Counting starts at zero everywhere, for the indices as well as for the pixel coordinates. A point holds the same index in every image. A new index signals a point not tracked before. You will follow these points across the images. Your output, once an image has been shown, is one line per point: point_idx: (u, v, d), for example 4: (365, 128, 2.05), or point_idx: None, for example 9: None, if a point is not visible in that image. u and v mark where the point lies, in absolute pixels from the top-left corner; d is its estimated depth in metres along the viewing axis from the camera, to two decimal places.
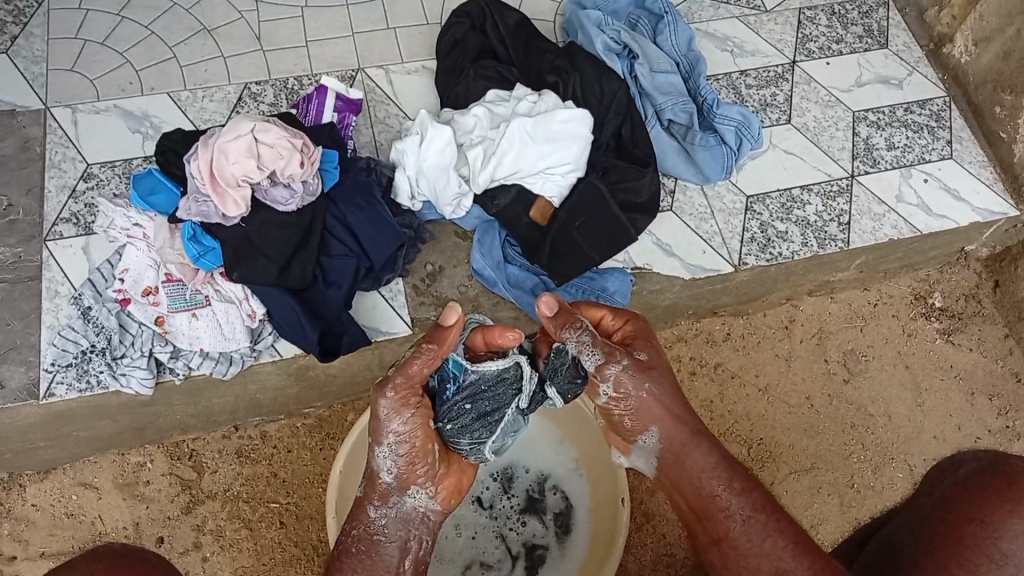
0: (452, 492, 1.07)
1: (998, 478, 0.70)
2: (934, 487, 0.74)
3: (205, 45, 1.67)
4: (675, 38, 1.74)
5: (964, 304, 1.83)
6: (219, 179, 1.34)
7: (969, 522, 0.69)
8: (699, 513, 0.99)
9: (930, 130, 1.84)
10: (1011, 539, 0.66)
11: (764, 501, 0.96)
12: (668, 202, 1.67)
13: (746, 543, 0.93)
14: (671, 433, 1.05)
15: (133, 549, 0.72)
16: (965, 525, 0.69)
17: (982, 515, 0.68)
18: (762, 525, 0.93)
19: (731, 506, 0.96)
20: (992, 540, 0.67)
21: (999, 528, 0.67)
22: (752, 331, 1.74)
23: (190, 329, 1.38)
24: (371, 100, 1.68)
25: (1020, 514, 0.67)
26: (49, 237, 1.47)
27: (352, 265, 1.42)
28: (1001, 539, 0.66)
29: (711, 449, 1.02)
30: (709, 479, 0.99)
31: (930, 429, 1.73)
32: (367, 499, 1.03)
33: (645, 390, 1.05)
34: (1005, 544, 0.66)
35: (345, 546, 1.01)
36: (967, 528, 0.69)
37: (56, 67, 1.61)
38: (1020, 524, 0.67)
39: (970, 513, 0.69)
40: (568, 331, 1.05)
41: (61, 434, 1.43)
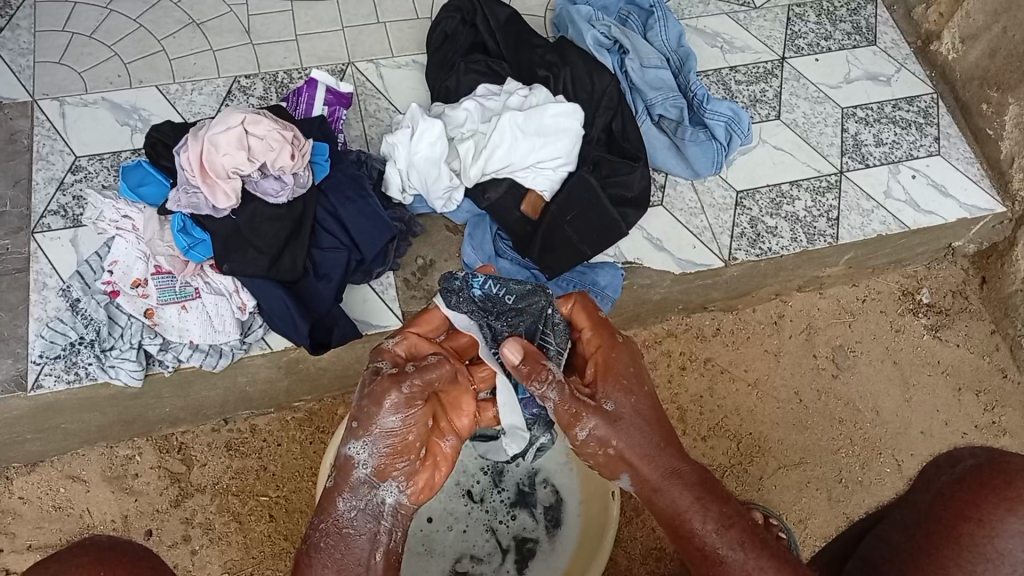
0: (427, 489, 1.03)
1: (995, 476, 0.71)
2: (930, 484, 0.75)
3: (194, 38, 1.66)
4: (665, 33, 1.74)
5: (951, 301, 1.84)
6: (209, 171, 1.33)
7: (965, 521, 0.69)
8: (684, 552, 0.94)
9: (918, 127, 1.85)
10: (1007, 537, 0.67)
11: (744, 537, 0.91)
12: (658, 197, 1.68)
13: None
14: (643, 475, 0.99)
15: (120, 541, 0.70)
16: (961, 523, 0.69)
17: (979, 513, 0.69)
18: (744, 563, 0.89)
19: (713, 546, 0.91)
20: (988, 539, 0.67)
21: (996, 527, 0.67)
22: (741, 326, 1.75)
23: (180, 321, 1.38)
24: (361, 94, 1.67)
25: (1018, 513, 0.68)
26: (36, 229, 1.46)
27: (343, 259, 1.42)
28: (998, 538, 0.67)
29: (686, 488, 0.96)
30: (686, 522, 0.94)
31: (917, 424, 1.75)
32: (337, 490, 0.99)
33: (616, 433, 0.99)
34: (1001, 543, 0.67)
35: (313, 541, 0.97)
36: (963, 527, 0.69)
37: (43, 59, 1.60)
38: (1017, 522, 0.67)
39: (965, 511, 0.70)
40: (535, 383, 0.98)
41: (49, 427, 1.42)
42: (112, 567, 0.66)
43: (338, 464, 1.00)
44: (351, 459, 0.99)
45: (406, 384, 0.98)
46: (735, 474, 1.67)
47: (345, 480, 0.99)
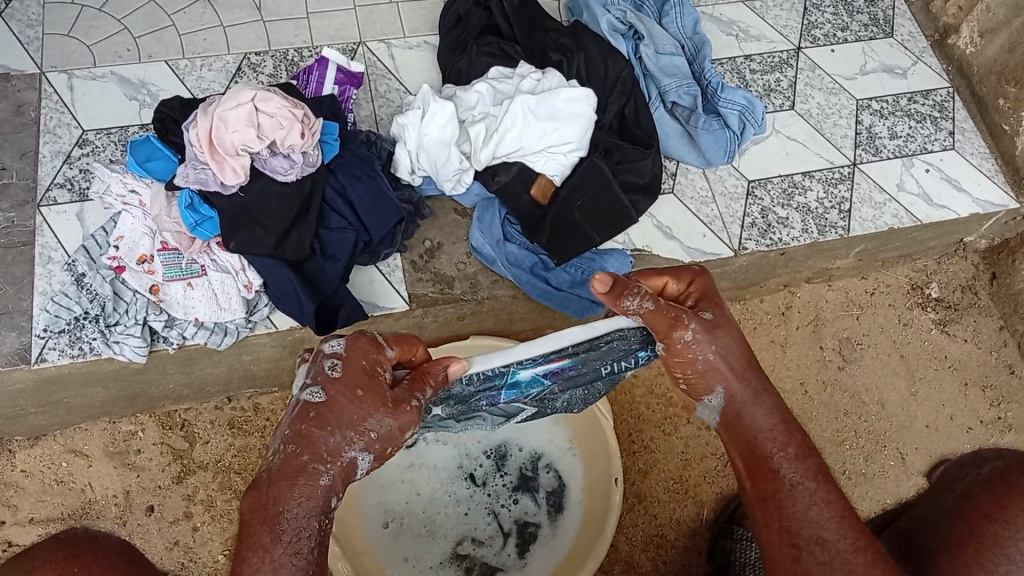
0: None
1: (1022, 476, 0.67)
2: (953, 485, 0.71)
3: (204, 13, 1.64)
4: (681, 20, 1.72)
5: (960, 296, 1.83)
6: (218, 148, 1.32)
7: (990, 520, 0.65)
8: (750, 472, 0.89)
9: (933, 120, 1.83)
10: None
11: (818, 468, 0.85)
12: (669, 185, 1.66)
13: (792, 508, 0.82)
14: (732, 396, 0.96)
15: (96, 533, 0.65)
16: (985, 523, 0.66)
17: (1005, 514, 0.65)
18: (812, 493, 0.83)
19: (783, 468, 0.86)
20: (1012, 540, 0.63)
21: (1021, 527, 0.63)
22: (748, 317, 1.74)
23: (185, 298, 1.37)
24: (371, 74, 1.66)
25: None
26: (43, 202, 1.45)
27: (351, 239, 1.40)
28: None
29: (774, 411, 0.93)
30: (764, 440, 0.90)
31: (923, 419, 1.74)
32: (332, 487, 0.82)
33: (704, 356, 0.97)
34: None
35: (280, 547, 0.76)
36: (986, 526, 0.65)
37: (52, 32, 1.58)
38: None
39: (990, 511, 0.66)
40: (626, 299, 0.97)
41: (52, 401, 1.42)
42: (90, 558, 0.61)
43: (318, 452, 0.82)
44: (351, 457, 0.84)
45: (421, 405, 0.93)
46: None
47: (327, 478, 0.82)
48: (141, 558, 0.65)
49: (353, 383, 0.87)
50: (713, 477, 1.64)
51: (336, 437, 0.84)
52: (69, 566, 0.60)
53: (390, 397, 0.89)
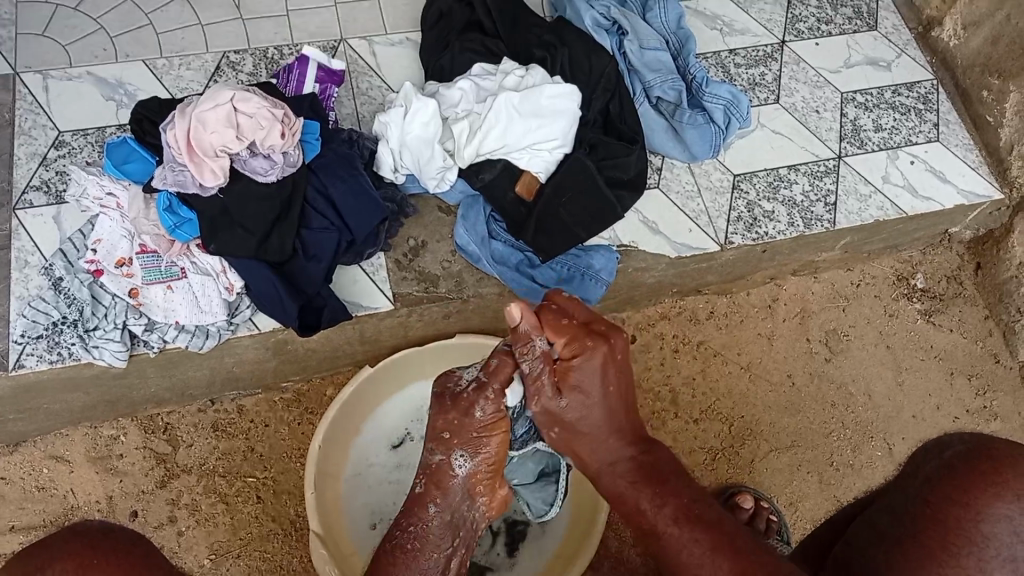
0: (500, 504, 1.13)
1: (982, 462, 0.84)
2: (920, 468, 0.89)
3: (181, 12, 1.62)
4: (665, 15, 1.71)
5: (945, 286, 1.83)
6: (196, 149, 1.30)
7: (954, 505, 0.83)
8: None
9: (918, 112, 1.83)
10: (991, 521, 0.80)
11: None
12: (654, 180, 1.65)
13: None
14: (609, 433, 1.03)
15: (111, 527, 0.70)
16: (949, 507, 0.83)
17: (967, 499, 0.82)
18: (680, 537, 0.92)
19: None
20: (975, 523, 0.81)
21: (981, 511, 0.81)
22: (734, 310, 1.74)
23: (165, 301, 1.34)
24: (353, 71, 1.64)
25: (1004, 498, 0.81)
26: (19, 206, 1.42)
27: (333, 239, 1.39)
28: (983, 522, 0.80)
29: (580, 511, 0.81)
30: None
31: (909, 408, 1.74)
32: (428, 497, 1.09)
33: None
34: (984, 526, 0.80)
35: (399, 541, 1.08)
36: (952, 509, 0.82)
37: (26, 32, 1.55)
38: (1004, 507, 0.80)
39: (959, 497, 0.83)
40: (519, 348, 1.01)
41: (31, 407, 1.39)
42: (105, 552, 0.67)
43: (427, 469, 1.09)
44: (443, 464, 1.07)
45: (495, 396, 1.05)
46: (725, 457, 1.66)
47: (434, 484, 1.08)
48: (154, 552, 0.70)
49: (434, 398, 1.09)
50: (704, 470, 1.64)
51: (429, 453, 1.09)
52: (89, 559, 0.65)
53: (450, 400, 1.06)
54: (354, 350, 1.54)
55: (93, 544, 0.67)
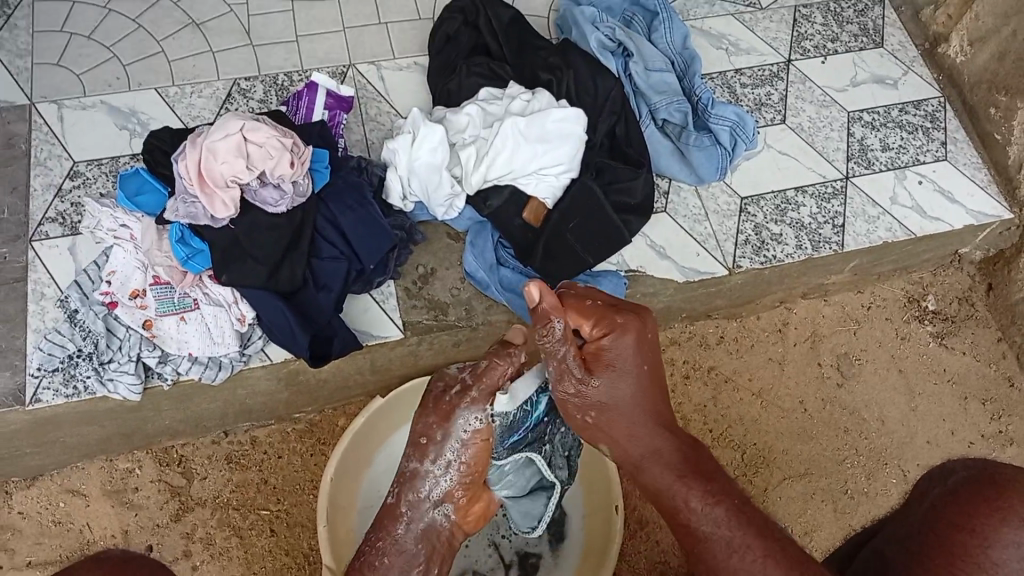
0: (477, 517, 1.16)
1: (988, 486, 0.70)
2: (924, 499, 0.74)
3: (193, 39, 1.65)
4: (670, 35, 1.72)
5: (957, 308, 1.83)
6: (208, 180, 1.32)
7: (958, 530, 0.68)
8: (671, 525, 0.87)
9: (925, 131, 1.83)
10: (1000, 548, 0.66)
11: (731, 515, 0.82)
12: (662, 203, 1.66)
13: (717, 561, 0.80)
14: (632, 441, 0.97)
15: (132, 557, 0.66)
16: (954, 532, 0.68)
17: (973, 524, 0.68)
18: (731, 540, 0.80)
19: (697, 520, 0.83)
20: (981, 549, 0.66)
21: (988, 537, 0.66)
22: (745, 334, 1.74)
23: (179, 333, 1.36)
24: (362, 97, 1.65)
25: (1010, 524, 0.66)
26: (35, 238, 1.44)
27: (343, 269, 1.41)
28: (991, 549, 0.66)
29: (668, 468, 0.91)
30: (671, 495, 0.87)
31: (923, 434, 1.73)
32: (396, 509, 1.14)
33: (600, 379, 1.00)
34: (994, 553, 0.66)
35: (371, 556, 1.10)
36: (956, 536, 0.68)
37: (42, 61, 1.58)
38: (1011, 533, 0.66)
39: (960, 522, 0.68)
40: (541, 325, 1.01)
41: (47, 441, 1.41)
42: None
43: (403, 477, 1.13)
44: (418, 471, 1.12)
45: (478, 399, 1.12)
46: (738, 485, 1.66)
47: (407, 493, 1.13)
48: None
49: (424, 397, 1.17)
50: None
51: (410, 461, 1.13)
52: None
53: (434, 402, 1.13)
54: (365, 378, 1.56)
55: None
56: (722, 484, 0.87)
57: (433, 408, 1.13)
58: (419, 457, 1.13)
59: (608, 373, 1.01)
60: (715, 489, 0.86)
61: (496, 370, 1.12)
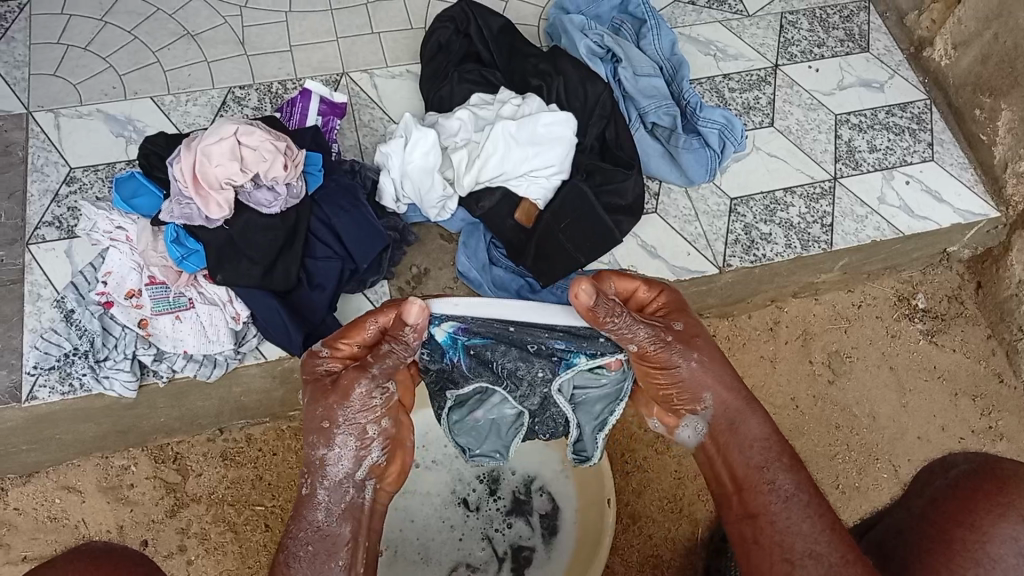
0: (398, 473, 1.05)
1: (988, 481, 0.77)
2: (925, 488, 0.80)
3: (188, 50, 1.67)
4: (658, 41, 1.75)
5: (946, 305, 1.84)
6: (202, 182, 1.34)
7: (959, 525, 0.75)
8: (741, 480, 0.94)
9: (911, 132, 1.86)
10: (997, 543, 0.73)
11: (810, 485, 0.91)
12: (652, 205, 1.68)
13: (783, 520, 0.88)
14: (727, 403, 1.01)
15: (117, 548, 0.73)
16: (955, 528, 0.75)
17: (973, 519, 0.75)
18: (805, 507, 0.89)
19: (776, 481, 0.91)
20: (980, 543, 0.73)
21: (987, 532, 0.73)
22: (737, 332, 1.75)
23: (173, 331, 1.37)
24: (355, 104, 1.68)
25: (1008, 519, 0.74)
26: (31, 241, 1.46)
27: (336, 267, 1.43)
28: (989, 543, 0.73)
29: (763, 427, 0.98)
30: (761, 453, 0.95)
31: (914, 429, 1.74)
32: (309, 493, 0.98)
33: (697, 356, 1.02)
34: (993, 548, 0.73)
35: (292, 548, 0.94)
36: (956, 531, 0.75)
37: (39, 72, 1.61)
38: (1008, 527, 0.73)
39: (959, 517, 0.75)
40: (609, 322, 0.98)
41: (43, 438, 1.41)
42: (107, 570, 0.69)
43: (308, 466, 0.98)
44: (326, 458, 0.98)
45: (378, 376, 0.97)
46: None
47: (318, 480, 0.97)
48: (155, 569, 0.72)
49: (313, 389, 1.01)
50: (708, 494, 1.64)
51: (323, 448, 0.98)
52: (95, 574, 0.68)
53: (333, 384, 0.99)
54: None
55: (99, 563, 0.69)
56: (785, 455, 0.95)
57: (334, 389, 0.98)
58: (325, 444, 0.98)
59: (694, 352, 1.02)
60: (791, 464, 0.94)
61: (402, 350, 1.00)
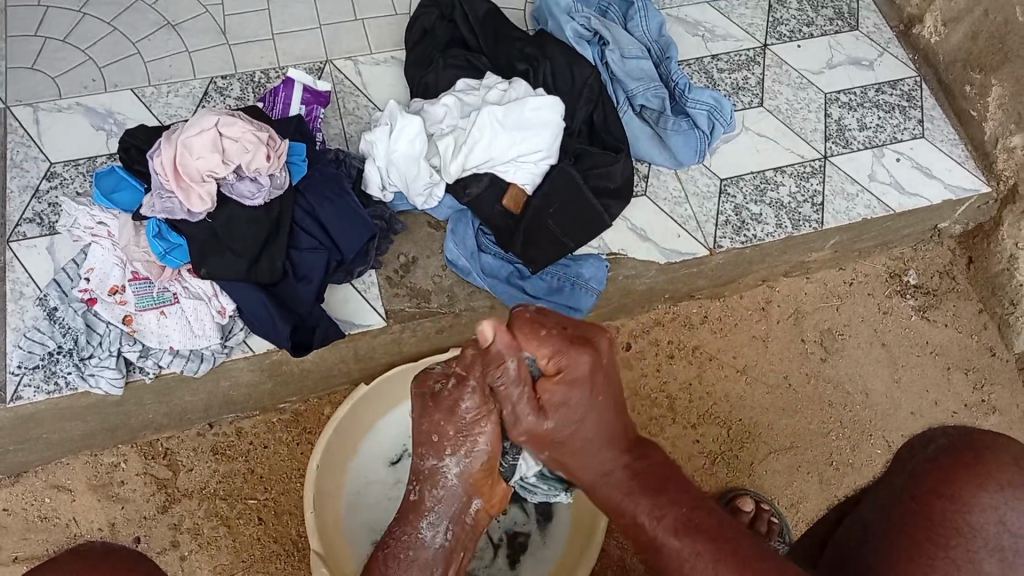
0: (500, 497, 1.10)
1: (967, 454, 0.79)
2: (904, 464, 0.83)
3: (169, 40, 1.65)
4: (646, 23, 1.73)
5: (938, 281, 1.84)
6: (183, 174, 1.31)
7: (938, 498, 0.77)
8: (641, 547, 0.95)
9: (902, 110, 1.85)
10: (978, 512, 0.74)
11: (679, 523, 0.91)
12: (642, 187, 1.67)
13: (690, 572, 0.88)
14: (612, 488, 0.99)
15: (114, 547, 0.70)
16: (934, 499, 0.77)
17: (953, 490, 0.77)
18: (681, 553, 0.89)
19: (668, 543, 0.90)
20: (960, 514, 0.75)
21: (967, 502, 0.75)
22: (728, 313, 1.75)
23: (159, 327, 1.35)
24: (339, 92, 1.65)
25: (987, 488, 0.75)
26: (12, 238, 1.44)
27: (323, 259, 1.41)
28: (969, 513, 0.75)
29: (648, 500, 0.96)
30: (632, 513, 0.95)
31: (907, 405, 1.74)
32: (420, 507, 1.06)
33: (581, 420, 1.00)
34: (973, 517, 0.74)
35: (393, 549, 1.06)
36: (936, 503, 0.77)
37: (16, 66, 1.58)
38: (987, 497, 0.75)
39: (938, 490, 0.77)
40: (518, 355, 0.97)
41: (29, 438, 1.39)
42: (106, 571, 0.67)
43: (419, 474, 1.05)
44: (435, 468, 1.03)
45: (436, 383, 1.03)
46: (725, 461, 1.66)
47: (429, 490, 1.04)
48: (156, 570, 0.70)
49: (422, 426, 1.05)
50: (702, 475, 1.64)
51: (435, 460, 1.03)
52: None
53: (432, 402, 1.02)
54: (350, 367, 1.55)
55: (99, 563, 0.67)
56: (638, 467, 1.00)
57: (436, 405, 1.02)
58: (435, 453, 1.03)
59: (567, 412, 0.99)
60: (634, 449, 1.03)
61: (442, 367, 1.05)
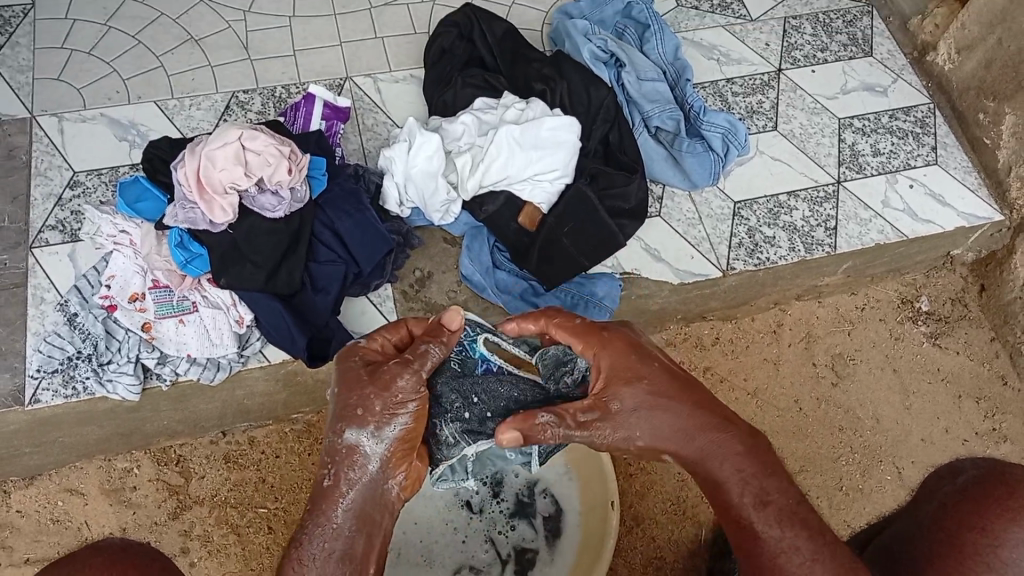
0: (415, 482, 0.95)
1: (998, 486, 0.66)
2: (932, 494, 0.70)
3: (192, 54, 1.68)
4: (662, 46, 1.75)
5: (950, 308, 1.83)
6: (206, 187, 1.34)
7: (969, 530, 0.64)
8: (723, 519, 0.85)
9: (915, 136, 1.86)
10: (1012, 547, 0.62)
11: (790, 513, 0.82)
12: (656, 208, 1.68)
13: (766, 555, 0.80)
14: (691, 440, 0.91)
15: (133, 542, 0.68)
16: (964, 532, 0.64)
17: (982, 522, 0.64)
18: (782, 541, 0.80)
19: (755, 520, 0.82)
20: (991, 548, 0.62)
21: (999, 536, 0.63)
22: (740, 336, 1.74)
23: (177, 335, 1.38)
24: (359, 108, 1.68)
25: (1022, 522, 0.63)
26: (35, 244, 1.46)
27: (341, 271, 1.42)
28: (1002, 548, 0.62)
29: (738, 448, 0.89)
30: (730, 487, 0.86)
31: (918, 432, 1.73)
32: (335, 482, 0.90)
33: (650, 397, 0.94)
34: (1005, 552, 0.62)
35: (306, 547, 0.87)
36: (966, 535, 0.64)
37: (43, 76, 1.62)
38: (1023, 532, 0.62)
39: (969, 521, 0.65)
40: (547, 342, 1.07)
41: (45, 441, 1.41)
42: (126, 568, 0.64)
43: (334, 454, 0.91)
44: (354, 444, 0.91)
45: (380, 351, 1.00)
46: None
47: (346, 471, 0.90)
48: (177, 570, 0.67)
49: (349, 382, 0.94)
50: None
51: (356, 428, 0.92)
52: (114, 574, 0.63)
53: (367, 370, 0.94)
54: None
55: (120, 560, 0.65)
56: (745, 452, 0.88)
57: (372, 378, 0.93)
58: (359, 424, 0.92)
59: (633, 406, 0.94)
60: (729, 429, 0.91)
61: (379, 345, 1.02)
